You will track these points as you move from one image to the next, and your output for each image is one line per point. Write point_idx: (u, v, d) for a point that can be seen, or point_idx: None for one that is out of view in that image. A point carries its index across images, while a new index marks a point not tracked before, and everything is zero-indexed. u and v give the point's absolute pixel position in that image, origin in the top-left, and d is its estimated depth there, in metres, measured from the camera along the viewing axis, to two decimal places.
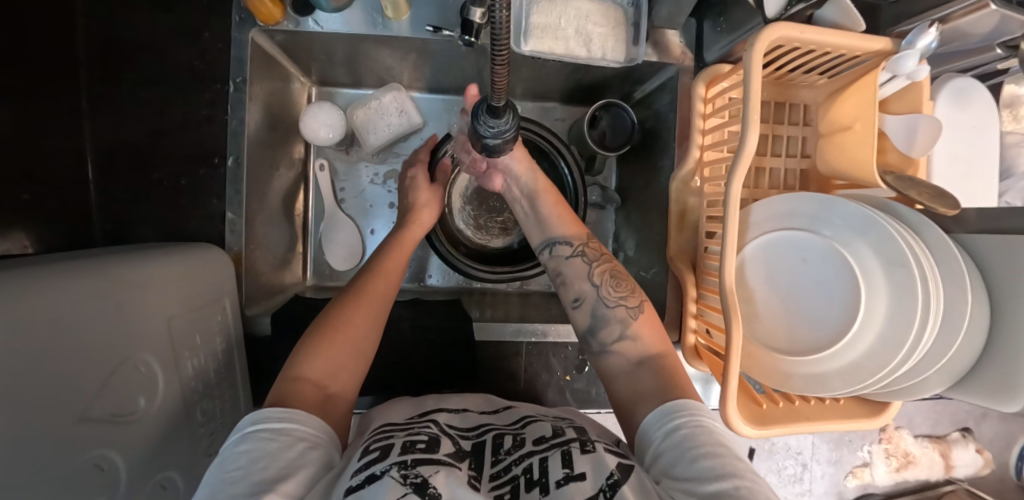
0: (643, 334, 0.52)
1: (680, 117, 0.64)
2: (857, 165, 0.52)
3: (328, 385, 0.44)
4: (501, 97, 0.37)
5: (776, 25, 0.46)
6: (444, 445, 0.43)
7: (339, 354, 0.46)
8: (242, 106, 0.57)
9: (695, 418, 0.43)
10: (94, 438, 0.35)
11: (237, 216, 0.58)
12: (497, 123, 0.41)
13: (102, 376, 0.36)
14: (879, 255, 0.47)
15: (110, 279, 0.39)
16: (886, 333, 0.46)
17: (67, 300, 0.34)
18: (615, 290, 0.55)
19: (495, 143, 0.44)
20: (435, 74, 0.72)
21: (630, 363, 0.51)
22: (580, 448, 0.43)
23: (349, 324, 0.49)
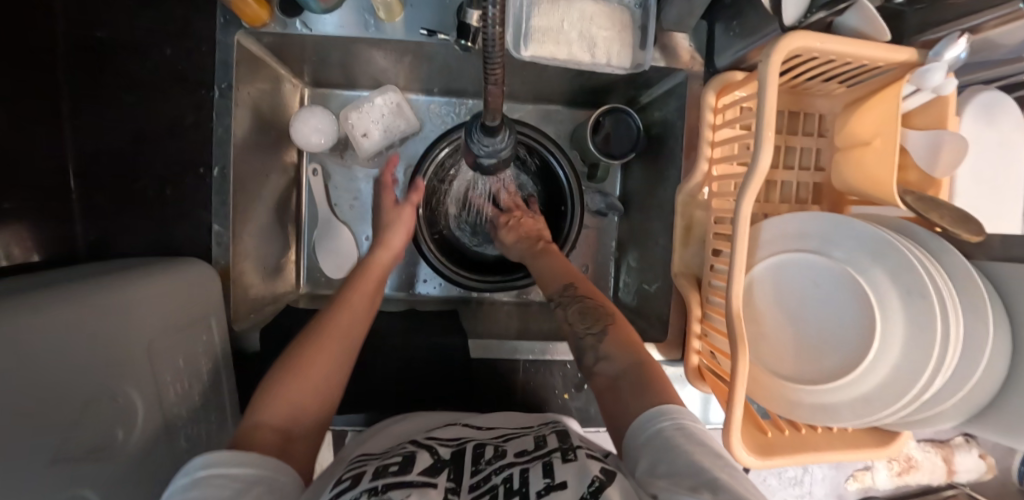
0: (615, 353, 0.51)
1: (688, 125, 0.61)
2: (875, 183, 0.50)
3: (292, 428, 0.43)
4: (496, 113, 0.35)
5: (794, 34, 0.43)
6: (420, 461, 0.42)
7: (301, 395, 0.45)
8: (227, 114, 0.54)
9: (676, 421, 0.41)
10: (69, 479, 0.33)
11: (224, 228, 0.55)
12: (491, 142, 0.38)
13: (76, 413, 0.35)
14: (896, 282, 0.44)
15: (88, 307, 0.37)
16: (902, 366, 0.43)
17: (41, 337, 0.32)
18: (586, 326, 0.55)
19: (490, 163, 0.41)
20: (431, 76, 0.69)
21: (612, 375, 0.50)
22: (561, 457, 0.41)
23: (306, 363, 0.46)
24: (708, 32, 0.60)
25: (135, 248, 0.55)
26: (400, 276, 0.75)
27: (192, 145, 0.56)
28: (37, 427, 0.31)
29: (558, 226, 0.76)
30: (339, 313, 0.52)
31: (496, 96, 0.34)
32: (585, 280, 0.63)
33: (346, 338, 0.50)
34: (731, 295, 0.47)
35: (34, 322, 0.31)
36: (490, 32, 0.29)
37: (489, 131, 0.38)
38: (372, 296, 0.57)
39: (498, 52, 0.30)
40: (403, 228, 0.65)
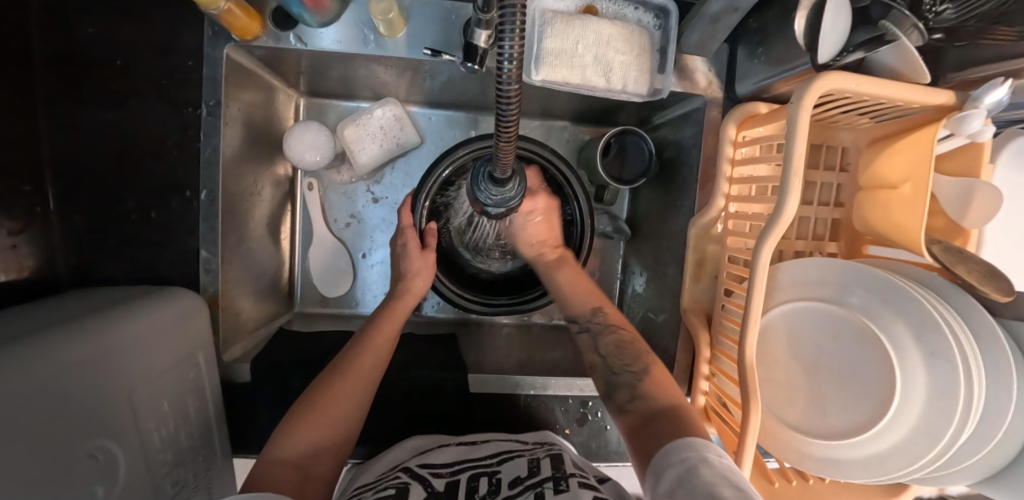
0: (653, 393, 0.49)
1: (703, 156, 0.58)
2: (899, 230, 0.47)
3: (310, 465, 0.44)
4: (508, 165, 0.32)
5: (829, 74, 0.41)
6: (414, 494, 0.43)
7: (324, 432, 0.46)
8: (216, 133, 0.51)
9: (701, 453, 0.39)
10: None
11: (213, 255, 0.52)
12: (500, 191, 0.35)
13: (51, 478, 0.32)
14: (920, 342, 0.42)
15: (64, 359, 0.35)
16: (920, 429, 0.42)
17: (10, 406, 0.29)
18: (622, 361, 0.54)
19: (496, 212, 0.38)
20: (435, 89, 0.66)
21: (641, 418, 0.48)
22: (553, 489, 0.40)
23: (330, 403, 0.47)
24: (727, 57, 0.57)
25: (118, 274, 0.52)
26: None
27: (179, 165, 0.52)
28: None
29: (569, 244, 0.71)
30: (364, 355, 0.52)
31: (509, 152, 0.31)
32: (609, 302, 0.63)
33: (369, 381, 0.51)
34: (745, 344, 0.46)
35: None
36: (506, 89, 0.26)
37: (498, 181, 0.34)
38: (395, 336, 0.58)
39: (514, 107, 0.27)
40: (428, 272, 0.65)
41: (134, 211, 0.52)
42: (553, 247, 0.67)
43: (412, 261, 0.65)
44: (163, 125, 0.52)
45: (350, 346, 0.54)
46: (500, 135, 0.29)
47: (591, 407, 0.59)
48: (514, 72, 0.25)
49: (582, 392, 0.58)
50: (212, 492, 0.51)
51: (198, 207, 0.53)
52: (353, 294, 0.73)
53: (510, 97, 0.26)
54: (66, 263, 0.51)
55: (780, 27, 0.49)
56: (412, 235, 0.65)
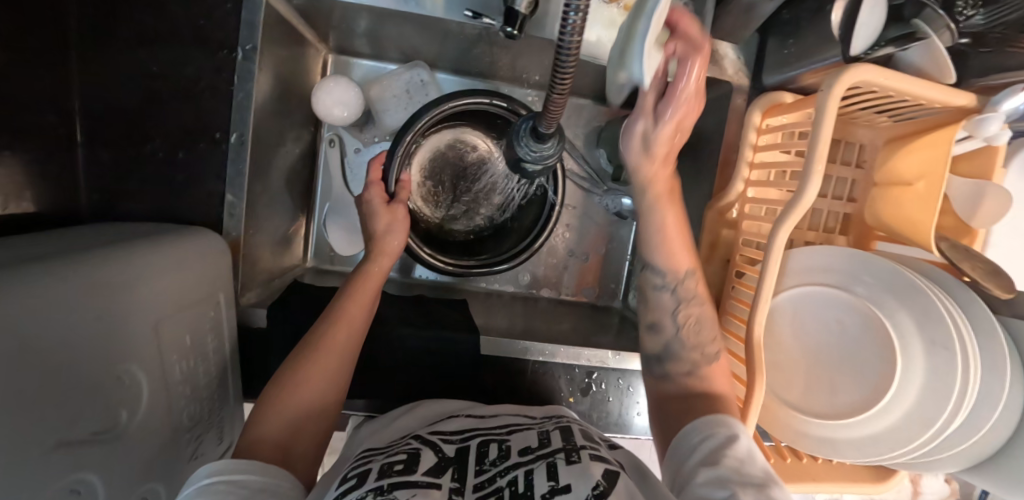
0: (710, 381, 0.47)
1: (726, 141, 0.59)
2: (911, 225, 0.49)
3: (292, 444, 0.43)
4: (553, 124, 0.33)
5: (860, 66, 0.42)
6: (425, 459, 0.42)
7: (298, 413, 0.44)
8: (251, 78, 0.51)
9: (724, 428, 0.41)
10: (73, 461, 0.32)
11: (237, 199, 0.53)
12: (540, 148, 0.36)
13: (83, 394, 0.33)
14: (921, 332, 0.44)
15: (101, 283, 0.35)
16: (914, 414, 0.44)
17: (48, 314, 0.30)
18: (696, 331, 0.50)
19: (533, 169, 0.39)
20: (465, 56, 0.66)
21: (686, 389, 0.48)
22: (565, 459, 0.41)
23: (305, 379, 0.46)
24: (756, 47, 0.58)
25: (141, 212, 0.52)
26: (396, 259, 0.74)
27: (209, 107, 0.52)
28: (39, 410, 0.29)
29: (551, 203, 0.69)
30: (336, 328, 0.49)
31: (559, 106, 0.32)
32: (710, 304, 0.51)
33: (347, 356, 0.48)
34: (754, 322, 0.47)
35: (37, 298, 0.29)
36: (568, 39, 0.27)
37: (538, 138, 0.36)
38: (370, 304, 0.53)
39: (572, 62, 0.28)
40: (401, 227, 0.59)
41: (161, 149, 0.52)
42: (666, 163, 0.49)
43: (378, 218, 0.58)
44: (196, 66, 0.52)
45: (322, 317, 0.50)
46: (554, 89, 0.30)
47: (595, 377, 0.61)
48: (579, 22, 0.26)
49: (589, 363, 0.60)
50: (223, 431, 0.53)
51: (225, 150, 0.53)
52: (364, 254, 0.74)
53: (571, 49, 0.27)
54: (89, 196, 0.51)
55: (813, 18, 0.50)
56: (378, 191, 0.59)
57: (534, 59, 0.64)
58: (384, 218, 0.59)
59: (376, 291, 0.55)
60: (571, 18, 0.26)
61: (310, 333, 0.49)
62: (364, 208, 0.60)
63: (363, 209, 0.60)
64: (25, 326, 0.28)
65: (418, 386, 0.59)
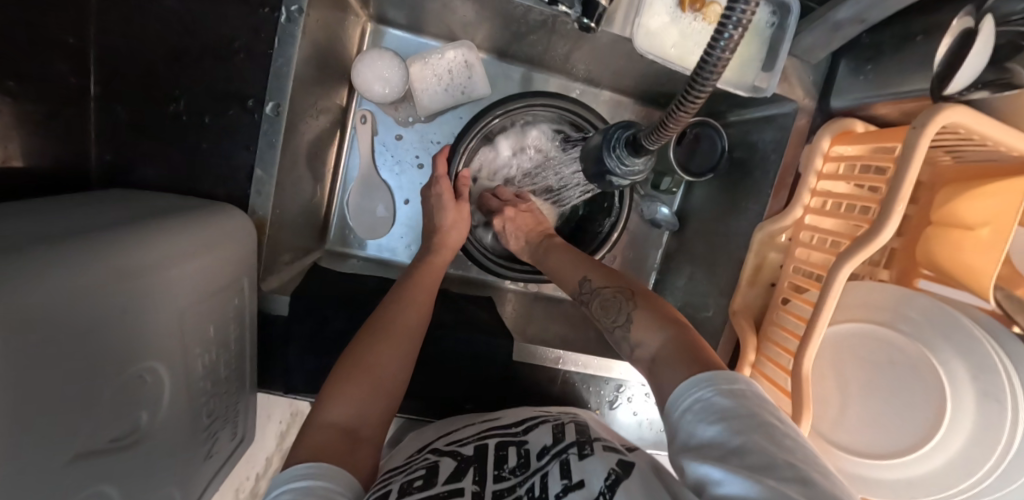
0: (645, 334, 0.46)
1: (784, 163, 0.57)
2: (970, 273, 0.47)
3: (360, 429, 0.42)
4: (658, 144, 0.36)
5: (956, 106, 0.40)
6: (443, 469, 0.39)
7: (362, 404, 0.43)
8: (290, 43, 0.46)
9: (713, 387, 0.35)
10: (90, 473, 0.29)
11: (266, 175, 0.48)
12: (631, 162, 0.41)
13: (105, 397, 0.30)
14: (975, 383, 0.43)
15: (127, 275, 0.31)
16: (957, 461, 0.43)
17: (67, 316, 0.26)
18: (612, 319, 0.49)
19: (618, 181, 0.45)
20: (515, 41, 0.62)
21: (648, 360, 0.44)
22: (579, 454, 0.38)
23: (366, 368, 0.45)
24: (828, 67, 0.55)
25: (158, 181, 0.47)
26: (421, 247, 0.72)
27: (243, 72, 0.47)
28: (56, 424, 0.26)
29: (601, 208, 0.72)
30: (404, 313, 0.50)
31: (680, 123, 0.32)
32: (599, 264, 0.57)
33: (412, 338, 0.49)
34: (803, 355, 0.45)
35: (55, 296, 0.25)
36: (717, 55, 0.26)
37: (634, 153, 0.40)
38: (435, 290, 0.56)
39: (707, 89, 0.28)
40: (462, 226, 0.64)
41: (185, 113, 0.47)
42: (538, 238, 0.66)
43: (446, 213, 0.63)
44: (231, 25, 0.46)
45: (387, 303, 0.52)
46: (683, 106, 0.30)
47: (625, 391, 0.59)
48: (735, 38, 0.24)
49: (620, 377, 0.59)
50: (237, 423, 0.51)
51: (258, 120, 0.48)
52: (386, 240, 0.71)
53: (709, 78, 0.27)
54: (102, 159, 0.46)
55: (898, 46, 0.48)
56: (446, 187, 0.63)
57: (591, 53, 0.60)
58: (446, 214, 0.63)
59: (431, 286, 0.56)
60: (726, 33, 0.25)
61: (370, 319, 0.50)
62: (430, 201, 0.64)
63: (428, 202, 0.65)
64: (43, 330, 0.24)
65: (442, 388, 0.57)
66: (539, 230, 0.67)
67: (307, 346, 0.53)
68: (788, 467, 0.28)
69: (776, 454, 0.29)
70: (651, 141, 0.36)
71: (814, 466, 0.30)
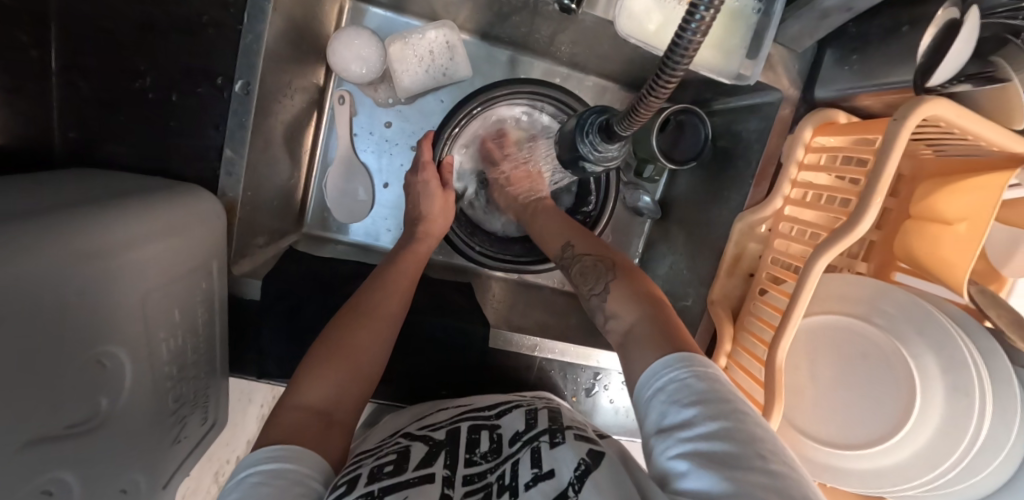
0: (620, 309, 0.46)
1: (766, 152, 0.56)
2: (945, 268, 0.47)
3: (335, 413, 0.41)
4: (631, 129, 0.35)
5: (937, 99, 0.39)
6: (415, 454, 0.39)
7: (334, 389, 0.42)
8: (262, 18, 0.45)
9: (687, 370, 0.35)
10: (45, 460, 0.29)
11: (237, 155, 0.47)
12: (605, 148, 0.41)
13: (65, 383, 0.29)
14: (945, 377, 0.43)
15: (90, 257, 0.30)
16: (920, 453, 0.44)
17: (25, 299, 0.25)
18: (591, 286, 0.50)
19: (592, 166, 0.44)
20: (499, 23, 0.61)
21: (622, 333, 0.44)
22: (550, 442, 0.37)
23: (338, 353, 0.44)
24: (814, 56, 0.55)
25: (124, 159, 0.46)
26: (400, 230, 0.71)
27: (213, 47, 0.46)
28: (11, 410, 0.25)
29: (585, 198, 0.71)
30: (380, 298, 0.50)
31: (651, 108, 0.31)
32: (584, 231, 0.58)
33: (391, 326, 0.48)
34: (776, 345, 0.45)
35: (16, 280, 0.25)
36: (688, 37, 0.25)
37: (608, 139, 0.40)
38: (416, 277, 0.55)
39: (679, 73, 0.27)
40: (449, 212, 0.63)
41: (151, 90, 0.45)
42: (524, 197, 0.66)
43: (430, 200, 0.62)
44: None
45: (369, 287, 0.51)
46: (654, 90, 0.29)
47: (601, 378, 0.60)
48: (707, 20, 0.24)
49: (597, 364, 0.59)
50: (207, 407, 0.50)
51: (227, 98, 0.47)
52: (366, 224, 0.70)
53: (680, 63, 0.26)
54: (62, 135, 0.44)
55: (884, 37, 0.47)
56: (434, 174, 0.63)
57: (576, 36, 0.59)
58: (431, 201, 0.62)
59: (416, 275, 0.55)
60: (698, 14, 0.24)
61: (347, 306, 0.49)
62: (415, 188, 0.63)
63: (414, 189, 0.64)
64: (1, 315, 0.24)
65: (417, 374, 0.57)
66: (529, 186, 0.67)
67: (280, 331, 0.52)
68: (757, 459, 0.28)
69: (745, 445, 0.29)
70: (624, 127, 0.36)
71: (783, 459, 0.29)
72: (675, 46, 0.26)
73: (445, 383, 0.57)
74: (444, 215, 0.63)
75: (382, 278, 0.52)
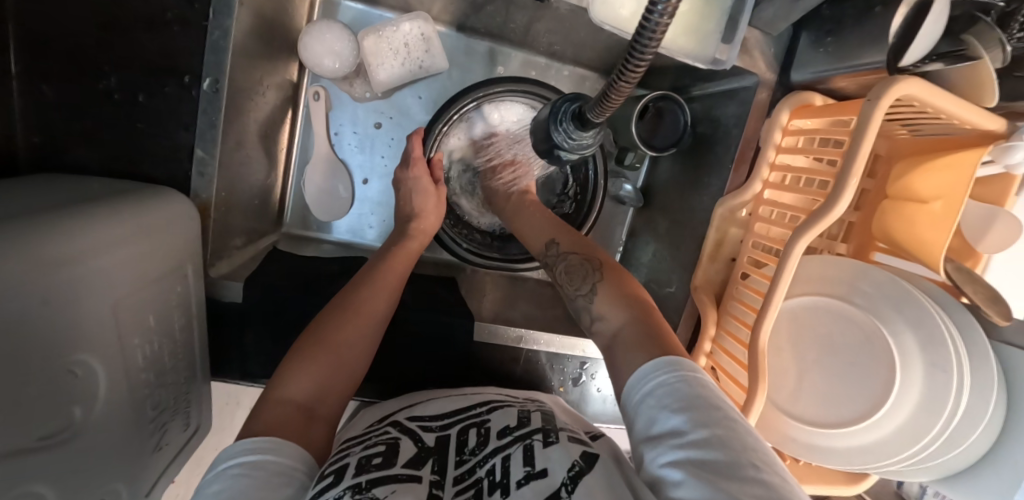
0: (609, 310, 0.46)
1: (744, 137, 0.57)
2: (919, 245, 0.48)
3: (317, 408, 0.41)
4: (603, 115, 0.35)
5: (911, 79, 0.39)
6: (404, 451, 0.38)
7: (317, 383, 0.42)
8: (228, 12, 0.43)
9: (675, 375, 0.35)
10: (21, 471, 0.28)
11: (208, 155, 0.46)
12: (579, 135, 0.40)
13: (34, 395, 0.28)
14: (923, 352, 0.44)
15: (51, 266, 0.29)
16: (904, 428, 0.44)
17: None
18: (576, 286, 0.50)
19: (567, 155, 0.44)
20: (474, 12, 0.60)
21: (609, 336, 0.44)
22: (543, 441, 0.37)
23: (323, 348, 0.44)
24: (790, 39, 0.55)
25: (92, 163, 0.45)
26: (383, 226, 0.71)
27: (178, 45, 0.44)
28: None
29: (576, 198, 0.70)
30: (368, 294, 0.49)
31: (622, 94, 0.31)
32: (568, 228, 0.57)
33: (378, 322, 0.48)
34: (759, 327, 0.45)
35: None
36: (655, 20, 0.24)
37: (579, 127, 0.40)
38: (405, 276, 0.55)
39: (648, 56, 0.27)
40: (441, 208, 0.63)
41: (116, 91, 0.44)
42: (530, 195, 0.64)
43: (420, 196, 0.62)
44: None
45: (357, 284, 0.51)
46: (623, 75, 0.29)
47: (588, 368, 0.60)
48: (672, 4, 0.23)
49: (582, 354, 0.59)
50: (190, 412, 0.50)
51: (197, 96, 0.46)
52: (347, 221, 0.70)
53: (648, 47, 0.26)
54: (27, 139, 0.43)
55: (858, 18, 0.47)
56: (424, 170, 0.62)
57: (552, 24, 0.58)
58: (423, 198, 0.62)
59: (406, 271, 0.55)
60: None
61: (330, 305, 0.49)
62: (406, 184, 0.62)
63: (404, 187, 0.63)
64: None
65: (403, 371, 0.57)
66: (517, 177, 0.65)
67: (262, 333, 0.51)
68: (751, 468, 0.29)
69: (738, 453, 0.30)
70: (598, 114, 0.35)
71: (774, 469, 0.30)
72: (641, 32, 0.25)
73: (431, 378, 0.57)
74: (436, 213, 0.62)
75: (367, 274, 0.52)
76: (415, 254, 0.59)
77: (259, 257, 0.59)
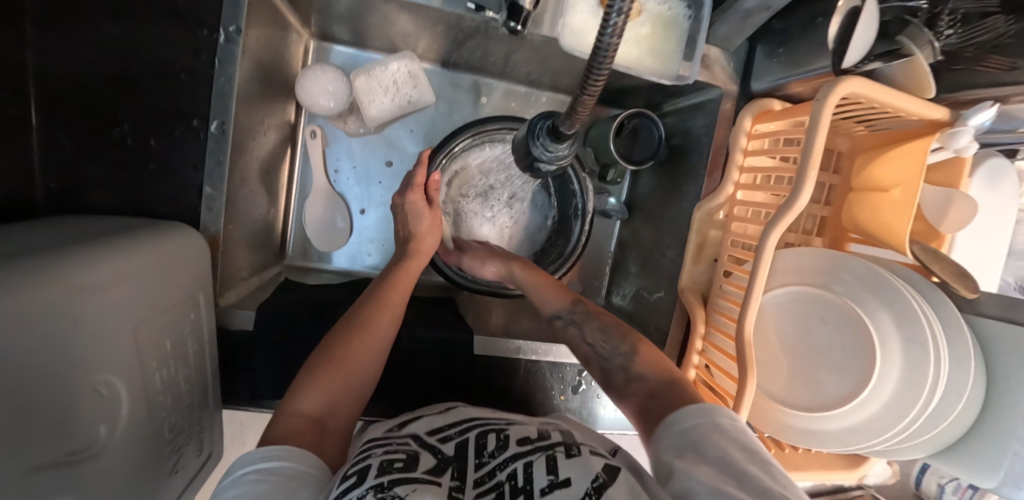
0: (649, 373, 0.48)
1: (714, 144, 0.61)
2: (887, 230, 0.50)
3: (327, 419, 0.43)
4: (573, 125, 0.38)
5: (854, 79, 0.43)
6: (425, 460, 0.38)
7: (325, 397, 0.44)
8: (231, 61, 0.48)
9: (709, 420, 0.38)
10: (47, 487, 0.29)
11: (216, 192, 0.50)
12: (554, 147, 0.44)
13: (59, 414, 0.30)
14: (900, 330, 0.46)
15: (77, 291, 0.32)
16: (891, 403, 0.46)
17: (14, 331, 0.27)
18: (615, 347, 0.52)
19: (546, 167, 0.47)
20: (456, 49, 0.65)
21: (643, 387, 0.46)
22: (565, 453, 0.39)
23: (331, 364, 0.46)
24: (746, 53, 0.60)
25: (108, 204, 0.48)
26: (383, 252, 0.74)
27: (187, 93, 0.48)
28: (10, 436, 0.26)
29: (568, 217, 0.73)
30: (373, 313, 0.51)
31: (587, 105, 0.34)
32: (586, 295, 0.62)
33: (383, 337, 0.50)
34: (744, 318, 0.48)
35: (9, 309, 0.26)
36: (607, 41, 0.28)
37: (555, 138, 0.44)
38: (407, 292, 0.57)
39: (605, 69, 0.30)
40: (437, 230, 0.66)
41: (130, 136, 0.48)
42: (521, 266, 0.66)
43: (422, 220, 0.65)
44: (172, 47, 0.48)
45: (360, 304, 0.53)
46: (586, 89, 0.32)
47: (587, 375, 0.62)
48: (619, 25, 0.27)
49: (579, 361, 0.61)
50: (202, 439, 0.51)
51: (204, 137, 0.49)
52: (346, 250, 0.73)
53: (605, 58, 0.29)
54: (46, 187, 0.46)
55: (803, 29, 0.51)
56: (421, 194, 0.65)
57: (529, 54, 0.63)
58: (418, 221, 0.65)
59: (406, 288, 0.57)
60: (612, 20, 0.27)
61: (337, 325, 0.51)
62: (403, 209, 0.66)
63: (401, 210, 0.66)
64: None
65: (407, 387, 0.58)
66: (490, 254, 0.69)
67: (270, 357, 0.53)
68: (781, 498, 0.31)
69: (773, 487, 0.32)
70: (568, 125, 0.39)
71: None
72: (595, 52, 0.29)
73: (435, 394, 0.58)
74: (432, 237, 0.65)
75: (370, 294, 0.54)
76: (416, 274, 0.61)
77: (264, 287, 0.62)
